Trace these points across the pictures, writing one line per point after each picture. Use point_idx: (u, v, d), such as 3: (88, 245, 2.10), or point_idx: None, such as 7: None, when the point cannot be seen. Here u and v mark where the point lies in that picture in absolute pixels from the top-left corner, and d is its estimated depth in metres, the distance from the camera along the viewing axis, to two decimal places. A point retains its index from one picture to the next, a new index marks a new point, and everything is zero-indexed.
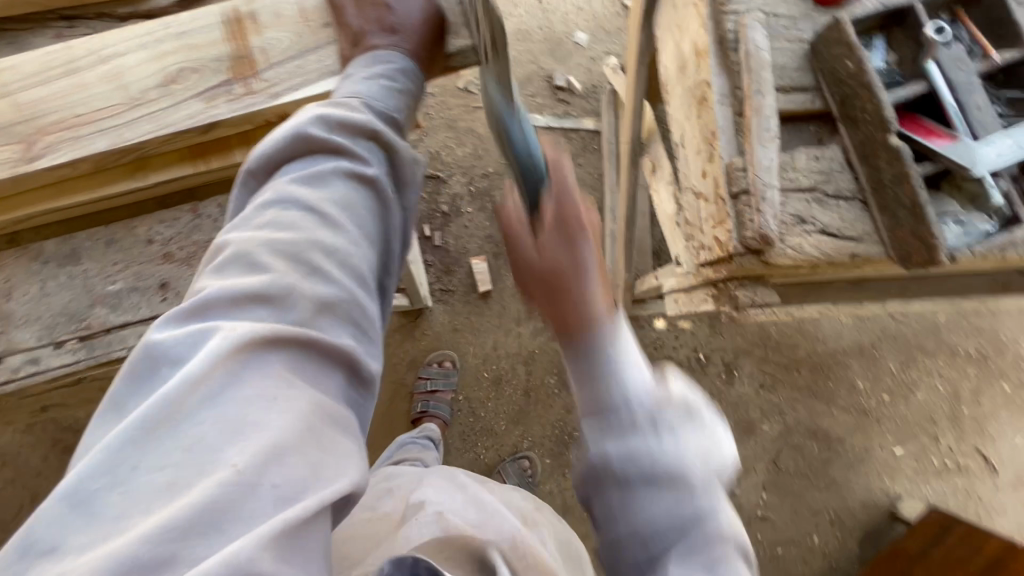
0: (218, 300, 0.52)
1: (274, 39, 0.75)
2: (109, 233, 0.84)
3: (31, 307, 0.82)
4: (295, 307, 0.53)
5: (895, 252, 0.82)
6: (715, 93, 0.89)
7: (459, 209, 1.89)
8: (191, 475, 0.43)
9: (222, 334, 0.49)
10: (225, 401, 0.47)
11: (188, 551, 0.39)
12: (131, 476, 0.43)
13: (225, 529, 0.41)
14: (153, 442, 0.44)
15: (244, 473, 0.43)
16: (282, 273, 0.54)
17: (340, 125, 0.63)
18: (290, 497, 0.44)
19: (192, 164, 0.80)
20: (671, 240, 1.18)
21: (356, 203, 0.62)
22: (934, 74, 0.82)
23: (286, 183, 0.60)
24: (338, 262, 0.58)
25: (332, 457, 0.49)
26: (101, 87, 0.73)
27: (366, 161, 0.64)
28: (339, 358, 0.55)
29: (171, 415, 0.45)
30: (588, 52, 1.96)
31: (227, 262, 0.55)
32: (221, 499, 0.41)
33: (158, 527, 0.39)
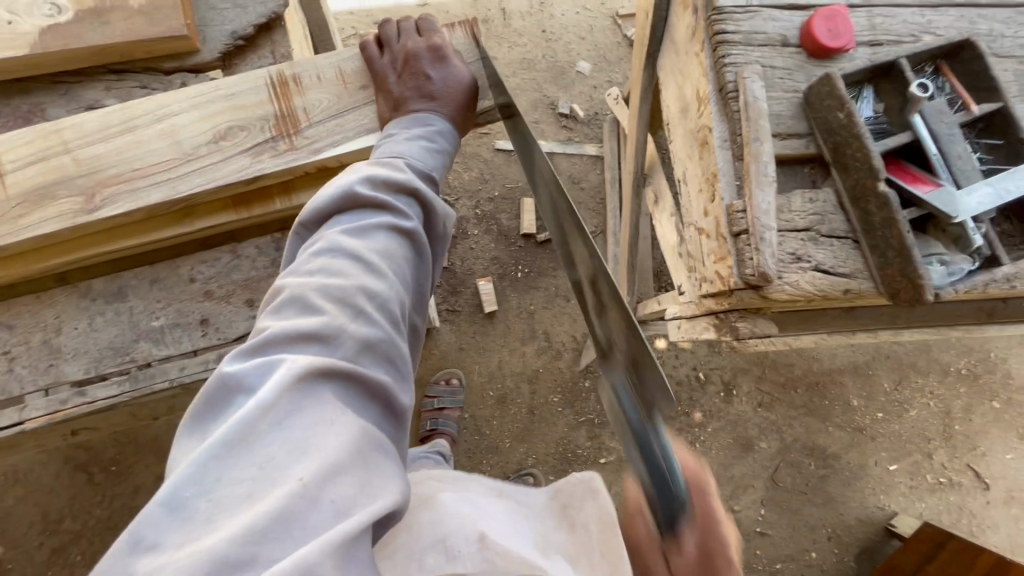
0: (279, 338, 0.55)
1: (316, 99, 0.82)
2: (153, 273, 0.89)
3: (78, 342, 0.87)
4: (344, 348, 0.57)
5: (886, 288, 0.88)
6: (717, 139, 0.95)
7: (466, 232, 1.94)
8: (262, 488, 0.45)
9: (288, 364, 0.53)
10: (292, 420, 0.50)
11: (266, 554, 0.42)
12: (206, 485, 0.45)
13: (296, 538, 0.43)
14: (225, 455, 0.46)
15: (311, 487, 0.46)
16: (333, 316, 0.58)
17: (385, 184, 0.69)
18: (348, 512, 0.47)
19: (235, 212, 0.86)
20: (674, 269, 1.24)
21: (396, 254, 0.66)
22: (919, 126, 0.89)
23: (335, 234, 0.65)
24: (380, 307, 0.61)
25: (379, 478, 0.52)
26: (156, 143, 0.79)
27: (406, 215, 0.69)
28: (379, 394, 0.58)
29: (243, 431, 0.48)
30: (591, 81, 2.04)
31: (283, 303, 0.59)
32: (293, 510, 0.44)
33: (238, 534, 0.42)
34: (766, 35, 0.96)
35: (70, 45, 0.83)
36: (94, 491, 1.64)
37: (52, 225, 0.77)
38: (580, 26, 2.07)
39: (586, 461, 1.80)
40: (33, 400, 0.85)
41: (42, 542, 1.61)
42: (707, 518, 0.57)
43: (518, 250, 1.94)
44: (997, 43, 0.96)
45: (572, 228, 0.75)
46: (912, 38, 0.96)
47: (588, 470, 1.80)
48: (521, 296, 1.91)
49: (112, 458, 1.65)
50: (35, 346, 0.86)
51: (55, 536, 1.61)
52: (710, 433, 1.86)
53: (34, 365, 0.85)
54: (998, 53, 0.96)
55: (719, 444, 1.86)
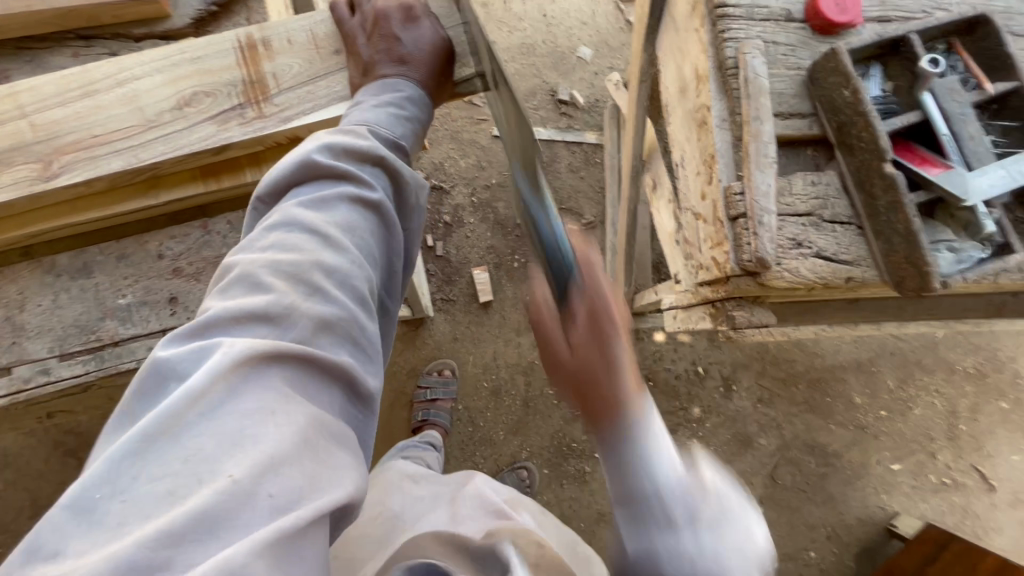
0: (220, 319, 0.52)
1: (285, 65, 0.77)
2: (121, 248, 0.86)
3: (42, 319, 0.83)
4: (295, 326, 0.53)
5: (891, 277, 0.84)
6: (715, 118, 0.91)
7: (462, 219, 1.90)
8: (186, 484, 0.42)
9: (224, 348, 0.49)
10: (225, 410, 0.46)
11: (183, 557, 0.38)
12: (123, 484, 0.42)
13: (220, 538, 0.40)
14: (147, 449, 0.43)
15: (240, 481, 0.42)
16: (284, 293, 0.54)
17: (346, 153, 0.65)
18: (284, 508, 0.43)
19: (203, 183, 0.82)
20: (670, 257, 1.20)
21: (358, 226, 0.63)
22: (929, 105, 0.84)
23: (291, 207, 0.61)
24: (339, 282, 0.58)
25: (328, 470, 0.48)
26: (116, 108, 0.75)
27: (370, 186, 0.65)
28: (336, 376, 0.55)
29: (168, 423, 0.44)
30: (592, 67, 1.99)
31: (230, 284, 0.56)
32: (217, 508, 0.41)
33: (150, 534, 0.38)
34: (767, 8, 0.91)
35: (33, 7, 0.80)
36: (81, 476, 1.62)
37: (8, 192, 0.74)
38: (582, 10, 2.02)
39: (581, 455, 1.77)
40: None
41: (28, 527, 1.60)
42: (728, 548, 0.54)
43: (514, 239, 1.90)
44: (1013, 20, 0.91)
45: (546, 191, 0.72)
46: (923, 14, 0.91)
47: (582, 465, 1.77)
48: (516, 286, 1.87)
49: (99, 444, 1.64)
50: None
51: (42, 521, 1.60)
52: (708, 429, 1.82)
53: None
54: (1015, 31, 0.91)
55: (717, 440, 1.82)
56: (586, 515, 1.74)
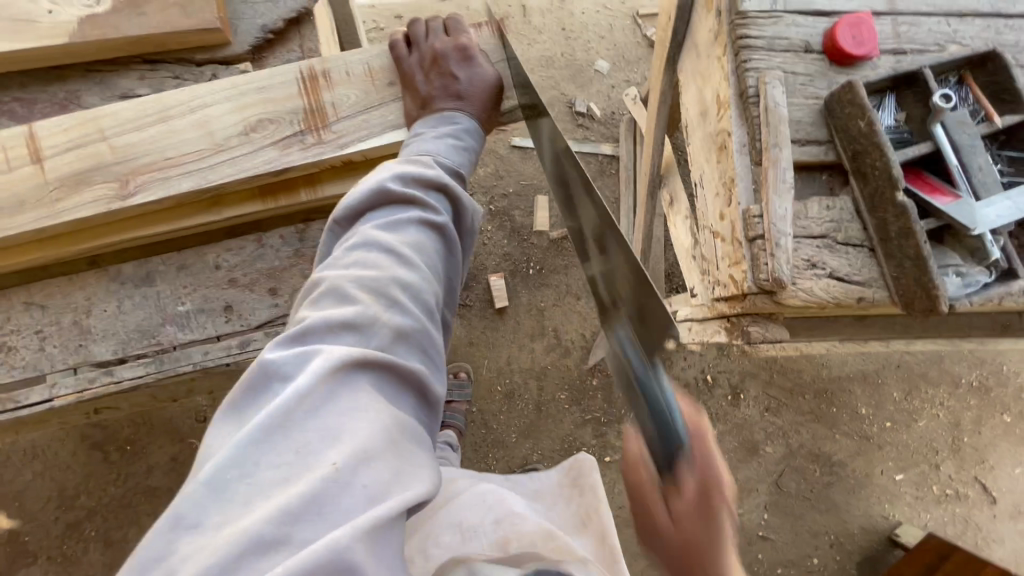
0: (316, 326, 0.57)
1: (343, 95, 0.84)
2: (181, 259, 0.91)
3: (107, 324, 0.89)
4: (378, 336, 0.59)
5: (900, 297, 0.89)
6: (735, 143, 0.95)
7: (480, 227, 1.96)
8: (297, 472, 0.48)
9: (324, 354, 0.55)
10: (327, 408, 0.52)
11: (300, 536, 0.44)
12: (245, 468, 0.48)
13: (329, 521, 0.46)
14: (263, 440, 0.49)
15: (343, 472, 0.48)
16: (368, 305, 0.60)
17: (415, 180, 0.71)
18: (380, 498, 0.49)
19: (262, 202, 0.88)
20: (687, 271, 1.25)
21: (427, 246, 0.69)
22: (940, 136, 0.89)
23: (369, 228, 0.67)
24: (412, 297, 0.64)
25: (411, 465, 0.54)
26: (188, 133, 0.81)
27: (436, 210, 0.71)
28: (412, 382, 0.60)
29: (281, 416, 0.50)
30: (609, 80, 2.04)
31: (319, 296, 0.61)
32: (327, 494, 0.47)
33: (274, 515, 0.45)
34: (787, 40, 0.96)
35: (107, 35, 0.86)
36: (109, 468, 1.68)
37: (88, 209, 0.79)
38: (600, 24, 2.07)
39: (592, 459, 1.82)
40: (63, 378, 0.87)
41: (57, 517, 1.65)
42: (705, 470, 0.59)
43: (531, 247, 1.95)
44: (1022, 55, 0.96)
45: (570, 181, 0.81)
46: (936, 48, 0.96)
47: None
48: (532, 293, 1.92)
49: (126, 438, 1.70)
50: (66, 326, 0.89)
51: (70, 511, 1.66)
52: (716, 436, 1.87)
53: (65, 345, 0.88)
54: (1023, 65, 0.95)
55: (723, 448, 1.86)
56: None
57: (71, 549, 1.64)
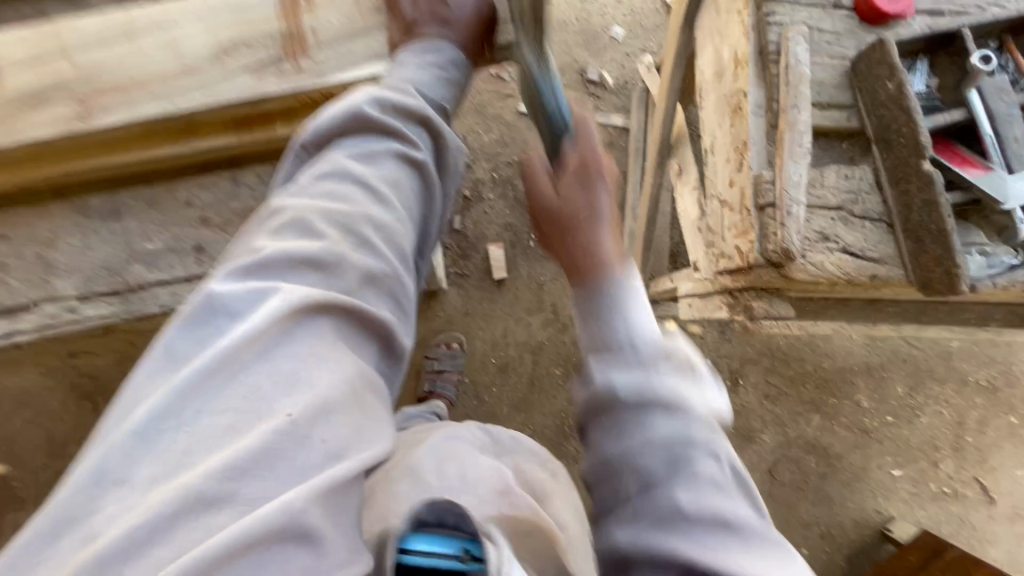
0: (277, 260, 0.54)
1: (325, 20, 0.81)
2: (151, 195, 0.87)
3: (73, 260, 0.85)
4: (344, 276, 0.57)
5: (917, 277, 0.82)
6: (751, 104, 0.89)
7: (481, 195, 1.90)
8: (247, 420, 0.46)
9: (282, 293, 0.53)
10: (278, 353, 0.50)
11: (247, 490, 0.43)
12: (186, 416, 0.46)
13: (280, 476, 0.45)
14: (208, 385, 0.47)
15: (298, 423, 0.47)
16: (334, 242, 0.58)
17: (394, 110, 0.68)
18: (334, 452, 0.48)
19: (236, 135, 0.84)
20: (692, 245, 1.19)
21: (403, 184, 0.66)
22: (975, 103, 0.82)
23: (339, 158, 0.64)
24: (385, 236, 0.62)
25: (368, 424, 0.53)
26: (156, 54, 0.80)
27: (415, 145, 0.68)
28: (378, 327, 0.59)
29: (229, 360, 0.48)
30: (624, 48, 1.95)
31: (283, 226, 0.58)
32: (278, 445, 0.45)
33: (219, 467, 0.43)
34: None
35: None
36: (96, 419, 1.67)
37: (49, 129, 0.78)
38: None
39: (582, 436, 1.79)
40: (28, 314, 0.84)
41: (45, 464, 1.65)
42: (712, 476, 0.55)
43: None
44: None
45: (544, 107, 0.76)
46: (979, 9, 0.86)
47: (584, 446, 1.79)
48: (531, 265, 1.87)
49: (115, 389, 1.68)
50: (31, 260, 0.85)
51: (58, 459, 1.65)
52: None
53: (29, 279, 0.84)
54: None
55: None
56: None
57: None
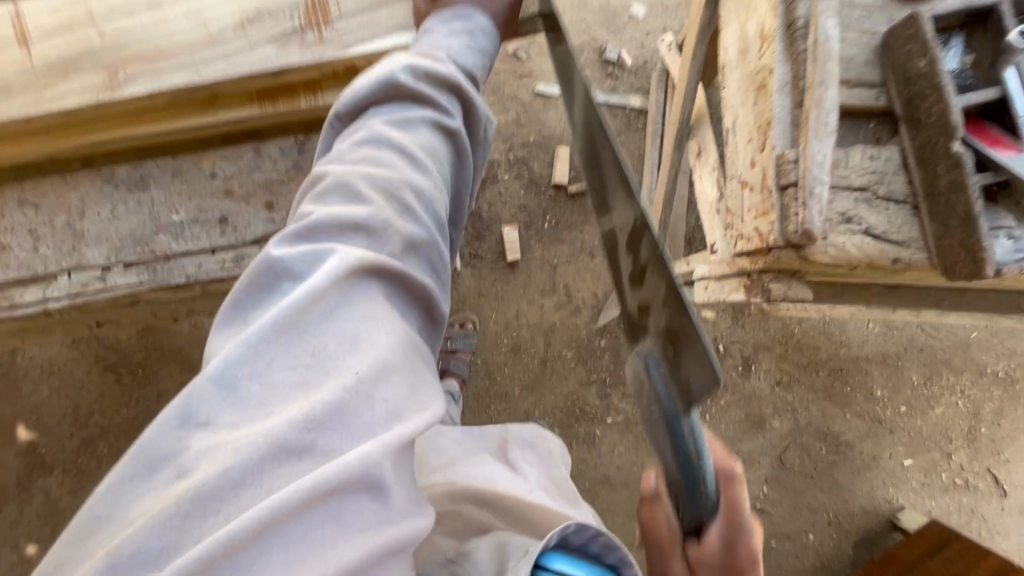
0: (325, 226, 0.56)
1: None
2: (176, 165, 0.89)
3: (100, 228, 0.87)
4: (389, 242, 0.58)
5: (940, 260, 0.81)
6: (776, 82, 0.88)
7: (496, 175, 1.89)
8: (315, 377, 0.49)
9: (339, 255, 0.54)
10: (341, 314, 0.52)
11: (321, 443, 0.47)
12: (260, 367, 0.49)
13: (350, 432, 0.48)
14: (277, 343, 0.50)
15: (362, 382, 0.49)
16: (379, 208, 0.58)
17: (427, 77, 0.67)
18: (398, 412, 0.51)
19: (259, 106, 0.84)
20: (709, 227, 1.19)
21: (439, 152, 0.66)
22: (1011, 81, 0.79)
23: (378, 124, 0.64)
24: (425, 204, 0.61)
25: (426, 385, 0.55)
26: (181, 23, 0.80)
27: (449, 114, 0.68)
28: (421, 295, 0.60)
29: (295, 319, 0.51)
30: (644, 27, 1.91)
31: (326, 191, 0.59)
32: (346, 403, 0.48)
33: (296, 420, 0.46)
34: None
35: None
36: (119, 390, 1.72)
37: (77, 96, 0.79)
38: None
39: (592, 418, 1.80)
40: (58, 280, 0.87)
41: (71, 433, 1.71)
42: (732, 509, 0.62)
43: (548, 200, 1.89)
44: None
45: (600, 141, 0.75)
46: None
47: (594, 428, 1.80)
48: (545, 247, 1.87)
49: (137, 362, 1.73)
50: (59, 228, 0.87)
51: (83, 429, 1.71)
52: (722, 406, 1.83)
53: (59, 248, 0.87)
54: None
55: (729, 418, 1.82)
56: (592, 476, 1.79)
57: (84, 463, 1.69)
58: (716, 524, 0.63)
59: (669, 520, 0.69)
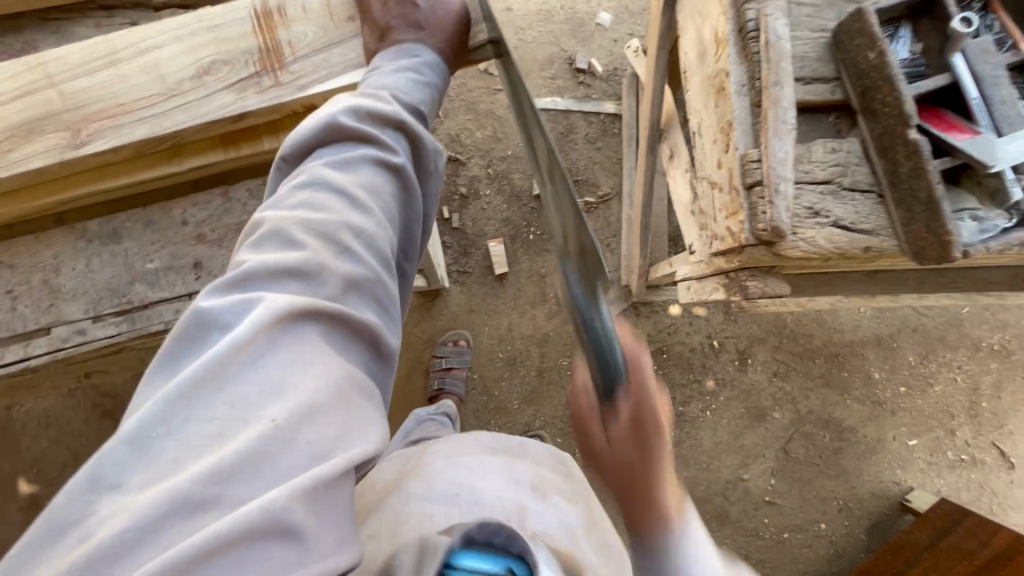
0: (257, 272, 0.56)
1: (301, 32, 0.83)
2: (146, 215, 0.90)
3: (76, 282, 0.88)
4: (326, 285, 0.59)
5: (910, 247, 0.82)
6: (733, 84, 0.89)
7: (478, 191, 1.90)
8: (233, 428, 0.48)
9: (266, 302, 0.54)
10: (265, 362, 0.52)
11: (230, 494, 0.45)
12: (174, 424, 0.48)
13: (265, 480, 0.46)
14: (195, 396, 0.49)
15: (282, 429, 0.48)
16: (317, 251, 0.59)
17: (369, 115, 0.69)
18: (321, 456, 0.50)
19: (224, 152, 0.87)
20: (686, 229, 1.19)
21: (383, 188, 0.67)
22: (960, 68, 0.81)
23: (318, 165, 0.65)
24: (365, 243, 0.63)
25: (360, 424, 0.54)
26: (139, 79, 0.82)
27: (393, 150, 0.70)
28: (364, 333, 0.60)
29: (215, 370, 0.50)
30: (611, 33, 1.94)
31: (262, 237, 0.60)
32: (264, 451, 0.47)
33: (205, 473, 0.45)
34: None
35: None
36: None
37: (41, 158, 0.81)
38: None
39: None
40: (39, 337, 0.88)
41: None
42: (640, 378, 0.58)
43: (530, 211, 1.90)
44: None
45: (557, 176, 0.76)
46: None
47: None
48: (532, 258, 1.88)
49: None
50: (37, 286, 0.89)
51: None
52: (722, 402, 1.82)
53: (37, 305, 0.88)
54: None
55: (731, 413, 1.82)
56: None
57: None
58: (624, 394, 0.58)
59: (589, 389, 0.63)
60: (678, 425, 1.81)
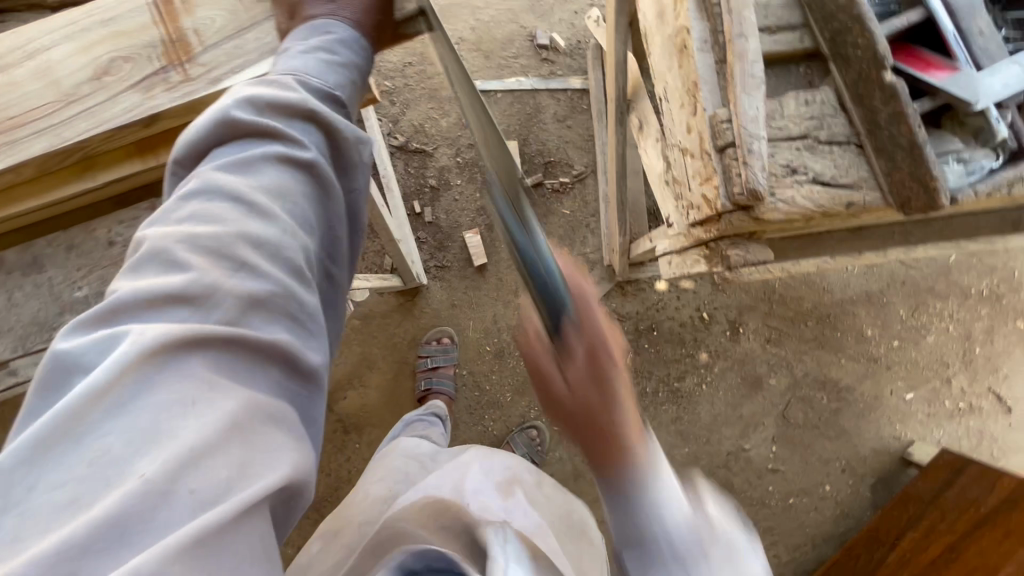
0: (132, 302, 0.49)
1: (206, 18, 0.77)
2: (68, 238, 0.83)
3: (0, 319, 0.82)
4: (221, 306, 0.52)
5: (894, 198, 0.77)
6: (695, 40, 0.83)
7: (448, 182, 1.84)
8: (94, 488, 0.40)
9: (136, 336, 0.47)
10: (135, 404, 0.44)
11: (88, 569, 0.37)
12: (17, 494, 0.40)
13: (132, 545, 0.39)
14: (45, 457, 0.41)
15: (154, 480, 0.41)
16: (203, 271, 0.52)
17: (271, 107, 0.63)
18: (208, 504, 0.43)
19: (140, 160, 0.79)
20: (661, 200, 1.14)
21: (290, 189, 0.61)
22: (932, 1, 0.76)
23: (209, 170, 0.59)
24: (269, 253, 0.56)
25: (263, 458, 0.48)
26: (31, 84, 0.76)
27: (302, 145, 0.63)
28: (274, 353, 0.54)
29: (70, 423, 0.42)
30: (571, 6, 1.87)
31: (143, 260, 0.53)
32: (130, 510, 0.39)
33: (50, 549, 0.37)
34: None
35: None
36: None
37: None
38: None
39: None
40: None
41: None
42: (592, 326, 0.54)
43: None
44: None
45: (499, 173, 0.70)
46: None
47: None
48: None
49: None
50: None
51: None
52: (717, 373, 1.79)
53: None
54: None
55: (726, 384, 1.78)
56: None
57: None
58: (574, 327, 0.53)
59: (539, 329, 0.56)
60: (675, 402, 1.78)
